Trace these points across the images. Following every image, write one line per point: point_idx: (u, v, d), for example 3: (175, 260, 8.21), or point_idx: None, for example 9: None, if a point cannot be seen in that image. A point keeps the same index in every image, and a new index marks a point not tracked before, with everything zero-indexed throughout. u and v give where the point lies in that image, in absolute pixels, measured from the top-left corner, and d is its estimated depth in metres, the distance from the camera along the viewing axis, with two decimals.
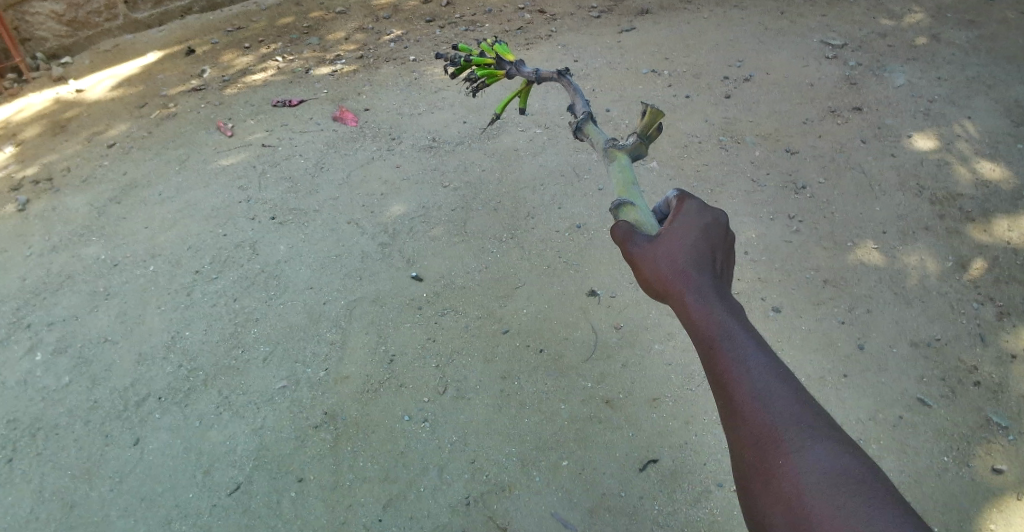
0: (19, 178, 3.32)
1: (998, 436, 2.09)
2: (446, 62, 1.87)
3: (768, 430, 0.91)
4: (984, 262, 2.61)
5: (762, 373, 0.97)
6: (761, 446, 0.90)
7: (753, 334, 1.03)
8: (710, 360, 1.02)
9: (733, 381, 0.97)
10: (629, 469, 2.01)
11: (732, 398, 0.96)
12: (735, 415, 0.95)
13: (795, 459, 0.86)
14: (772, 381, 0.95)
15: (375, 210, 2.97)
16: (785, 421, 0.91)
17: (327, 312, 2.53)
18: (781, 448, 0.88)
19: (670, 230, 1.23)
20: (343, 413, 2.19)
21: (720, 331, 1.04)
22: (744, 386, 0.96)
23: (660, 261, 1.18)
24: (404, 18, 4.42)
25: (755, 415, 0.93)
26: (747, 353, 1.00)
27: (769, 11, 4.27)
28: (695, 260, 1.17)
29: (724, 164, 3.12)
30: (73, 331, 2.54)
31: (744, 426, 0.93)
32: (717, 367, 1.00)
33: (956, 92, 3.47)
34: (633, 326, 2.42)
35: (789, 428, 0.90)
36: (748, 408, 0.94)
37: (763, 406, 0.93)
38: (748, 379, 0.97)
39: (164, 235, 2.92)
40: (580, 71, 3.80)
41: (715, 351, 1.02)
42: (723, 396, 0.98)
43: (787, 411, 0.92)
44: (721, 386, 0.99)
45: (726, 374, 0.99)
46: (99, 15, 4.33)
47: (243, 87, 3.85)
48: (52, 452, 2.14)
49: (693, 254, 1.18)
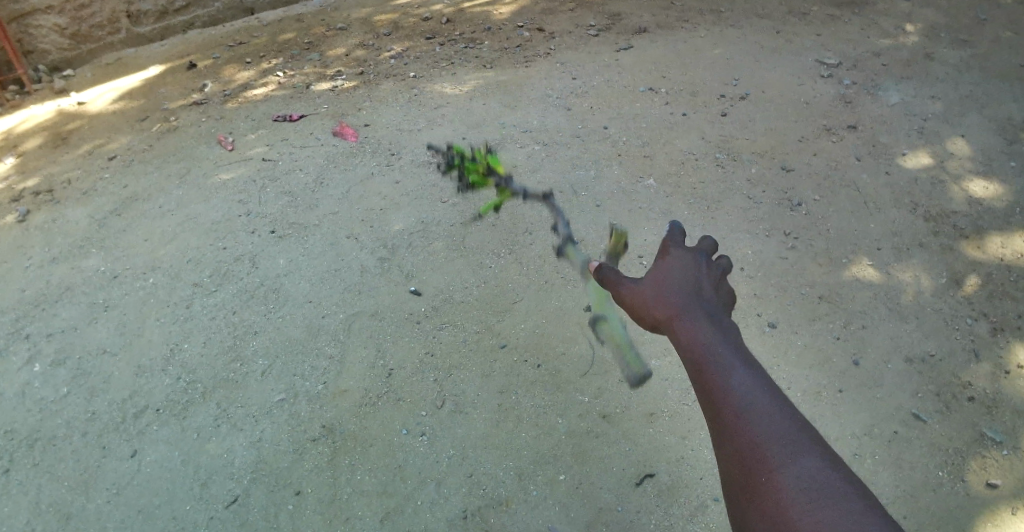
0: (20, 190, 3.34)
1: (992, 451, 2.11)
2: None
3: (753, 446, 0.94)
4: (978, 279, 2.64)
5: (747, 390, 1.00)
6: (746, 460, 0.94)
7: (740, 356, 1.07)
8: (700, 383, 1.06)
9: (719, 400, 1.01)
10: (627, 484, 2.02)
11: (721, 417, 1.00)
12: (723, 433, 0.99)
13: (779, 472, 0.90)
14: (758, 400, 0.99)
15: (374, 225, 3.00)
16: (770, 436, 0.94)
17: (326, 325, 2.55)
18: (766, 462, 0.92)
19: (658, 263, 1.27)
20: (341, 426, 2.20)
21: (704, 349, 1.08)
22: (730, 403, 1.00)
23: (644, 288, 1.22)
24: (404, 35, 4.48)
25: (740, 432, 0.97)
26: (734, 373, 1.03)
27: (765, 30, 4.33)
28: (681, 282, 1.20)
29: (719, 181, 3.16)
30: (71, 342, 2.55)
31: (731, 443, 0.97)
32: (706, 389, 1.04)
33: (950, 111, 3.52)
34: (630, 341, 2.43)
35: (773, 442, 0.93)
36: (734, 426, 0.98)
37: (750, 424, 0.97)
38: (734, 397, 1.01)
39: (165, 248, 2.94)
40: (578, 88, 3.84)
41: (701, 372, 1.06)
42: (711, 416, 1.02)
43: (771, 426, 0.95)
44: (709, 405, 1.03)
45: (712, 393, 1.03)
46: (101, 28, 4.37)
47: (243, 101, 3.89)
48: (49, 464, 2.15)
49: (678, 282, 1.20)
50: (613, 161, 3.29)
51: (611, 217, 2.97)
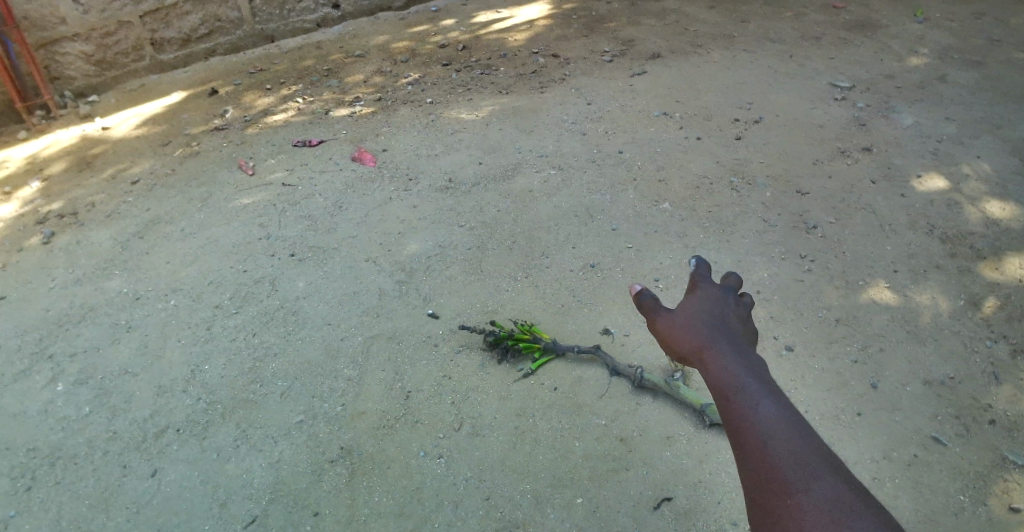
0: (45, 212, 3.43)
1: (1015, 474, 2.08)
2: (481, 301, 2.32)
3: (775, 470, 1.08)
4: (996, 301, 2.63)
5: (772, 424, 1.14)
6: (768, 483, 1.08)
7: (763, 388, 1.22)
8: (728, 412, 1.21)
9: (744, 429, 1.16)
10: (644, 507, 2.01)
11: (746, 444, 1.14)
12: (748, 460, 1.13)
13: (798, 492, 1.03)
14: (780, 431, 1.13)
15: (392, 248, 3.05)
16: (790, 462, 1.08)
17: (344, 347, 2.58)
18: (785, 485, 1.05)
19: (688, 300, 1.43)
20: (360, 448, 2.22)
21: (733, 387, 1.22)
22: (754, 433, 1.15)
23: (679, 328, 1.35)
24: (421, 61, 4.57)
25: (763, 458, 1.11)
26: (758, 405, 1.18)
27: (777, 55, 4.37)
28: (713, 327, 1.34)
29: (733, 204, 3.18)
30: (94, 362, 2.60)
31: (754, 468, 1.11)
32: (733, 418, 1.19)
33: (965, 133, 3.53)
34: (646, 363, 2.44)
35: (793, 467, 1.07)
36: (759, 454, 1.12)
37: (772, 451, 1.11)
38: (758, 429, 1.15)
39: (186, 270, 3.00)
40: (593, 113, 3.90)
41: (729, 405, 1.21)
42: (737, 444, 1.16)
43: (791, 453, 1.09)
44: (736, 434, 1.17)
45: (739, 425, 1.17)
46: (127, 56, 4.50)
47: (264, 127, 3.98)
48: (70, 483, 2.18)
49: (707, 317, 1.37)
50: (627, 185, 3.33)
51: (626, 240, 3.00)
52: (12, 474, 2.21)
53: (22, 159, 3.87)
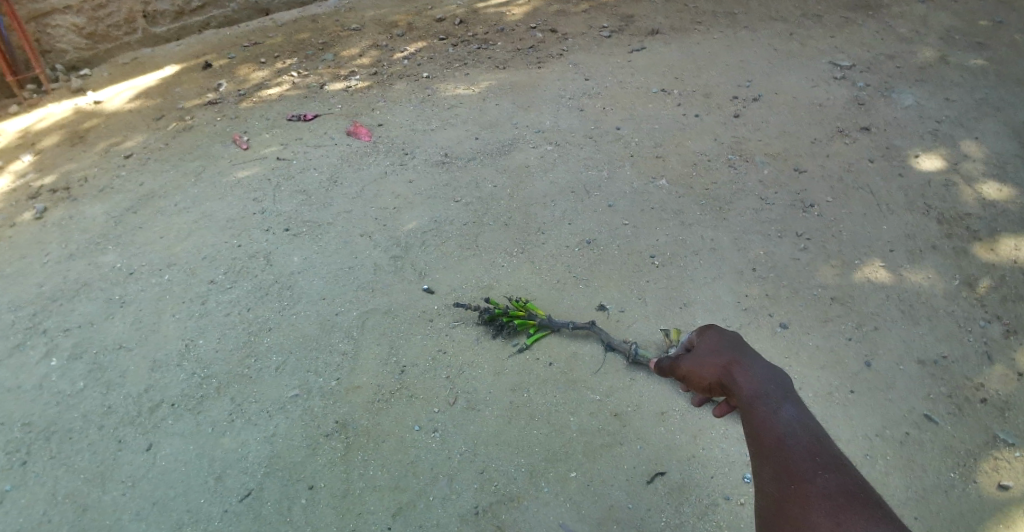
0: (37, 187, 3.39)
1: (1003, 452, 2.11)
2: (481, 309, 2.52)
3: (789, 465, 1.17)
4: (991, 282, 2.64)
5: (792, 426, 1.25)
6: (779, 474, 1.17)
7: (786, 396, 1.32)
8: (750, 417, 1.31)
9: (764, 431, 1.27)
10: (638, 482, 2.03)
11: (765, 444, 1.24)
12: (764, 454, 1.23)
13: (807, 482, 1.13)
14: (799, 433, 1.24)
15: (388, 224, 3.02)
16: (803, 456, 1.18)
17: (339, 322, 2.58)
18: (795, 475, 1.15)
19: (707, 340, 1.54)
20: (355, 422, 2.23)
21: (759, 395, 1.33)
22: (772, 432, 1.25)
23: (705, 364, 1.49)
24: (418, 35, 4.51)
25: (778, 453, 1.21)
26: (778, 409, 1.29)
27: (779, 33, 4.33)
28: (735, 354, 1.46)
29: (732, 182, 3.16)
30: (89, 337, 2.59)
31: (769, 463, 1.21)
32: (755, 421, 1.30)
33: (966, 114, 3.50)
34: (642, 340, 2.45)
35: (806, 462, 1.16)
36: (775, 451, 1.22)
37: (787, 449, 1.21)
38: (778, 429, 1.25)
39: (181, 244, 2.98)
40: (591, 90, 3.86)
41: (753, 410, 1.32)
42: (756, 444, 1.26)
43: (806, 450, 1.19)
44: (756, 434, 1.27)
45: (760, 426, 1.28)
46: (119, 28, 4.42)
47: (258, 101, 3.94)
48: (67, 456, 2.18)
49: (728, 348, 1.48)
50: (625, 161, 3.30)
51: (623, 218, 2.98)
52: (7, 448, 2.22)
53: (14, 132, 3.83)
